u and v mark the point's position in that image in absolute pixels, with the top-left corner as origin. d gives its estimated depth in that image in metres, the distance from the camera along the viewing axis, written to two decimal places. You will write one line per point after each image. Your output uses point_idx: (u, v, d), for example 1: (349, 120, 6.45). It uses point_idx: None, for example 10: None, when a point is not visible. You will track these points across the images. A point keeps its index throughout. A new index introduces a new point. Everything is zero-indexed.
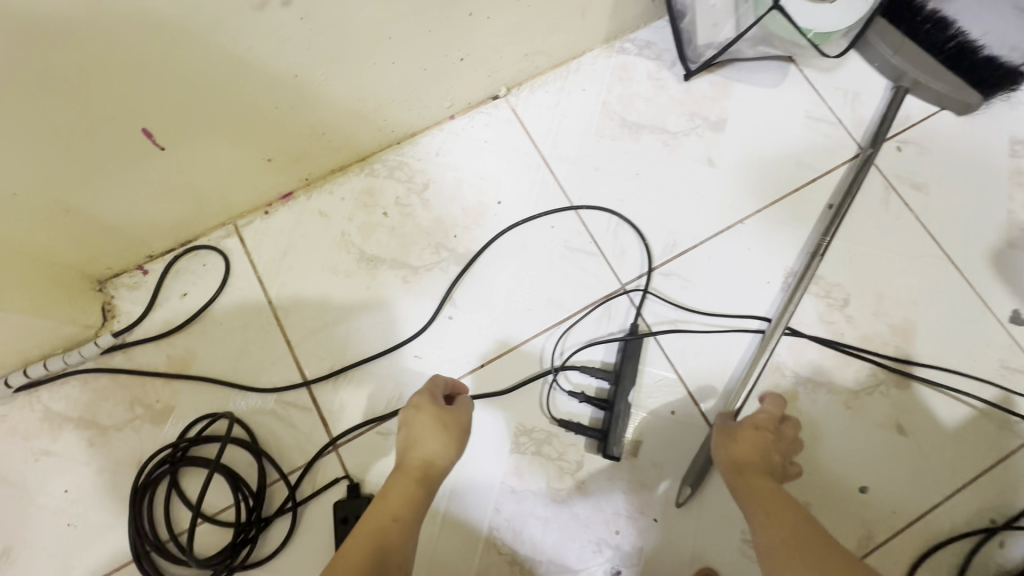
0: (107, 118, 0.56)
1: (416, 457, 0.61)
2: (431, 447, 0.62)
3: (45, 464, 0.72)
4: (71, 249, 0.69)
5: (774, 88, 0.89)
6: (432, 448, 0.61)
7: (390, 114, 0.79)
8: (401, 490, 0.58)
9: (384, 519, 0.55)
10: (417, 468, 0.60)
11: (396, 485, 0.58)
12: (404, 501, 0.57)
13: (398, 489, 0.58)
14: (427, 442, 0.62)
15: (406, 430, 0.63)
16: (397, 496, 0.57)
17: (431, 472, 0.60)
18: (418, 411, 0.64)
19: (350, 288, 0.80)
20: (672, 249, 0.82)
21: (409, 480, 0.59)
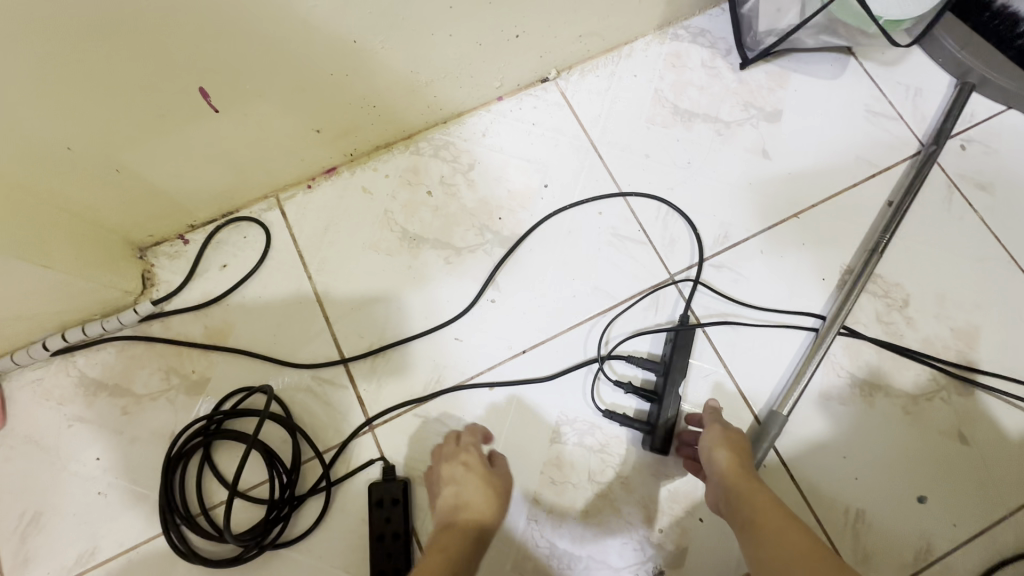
0: (167, 72, 0.55)
1: (470, 517, 0.62)
2: (482, 507, 0.64)
3: (79, 431, 0.71)
4: (117, 211, 0.68)
5: (833, 81, 0.86)
6: (483, 511, 0.63)
7: (440, 90, 0.77)
8: (461, 549, 0.59)
9: (448, 574, 0.55)
10: (473, 527, 0.61)
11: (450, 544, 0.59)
12: (464, 561, 0.58)
13: (454, 547, 0.59)
14: (478, 502, 0.64)
15: (456, 489, 0.64)
16: (457, 554, 0.58)
17: (484, 532, 0.62)
18: (469, 472, 0.66)
19: (391, 266, 0.78)
20: (723, 240, 0.80)
21: (464, 540, 0.60)
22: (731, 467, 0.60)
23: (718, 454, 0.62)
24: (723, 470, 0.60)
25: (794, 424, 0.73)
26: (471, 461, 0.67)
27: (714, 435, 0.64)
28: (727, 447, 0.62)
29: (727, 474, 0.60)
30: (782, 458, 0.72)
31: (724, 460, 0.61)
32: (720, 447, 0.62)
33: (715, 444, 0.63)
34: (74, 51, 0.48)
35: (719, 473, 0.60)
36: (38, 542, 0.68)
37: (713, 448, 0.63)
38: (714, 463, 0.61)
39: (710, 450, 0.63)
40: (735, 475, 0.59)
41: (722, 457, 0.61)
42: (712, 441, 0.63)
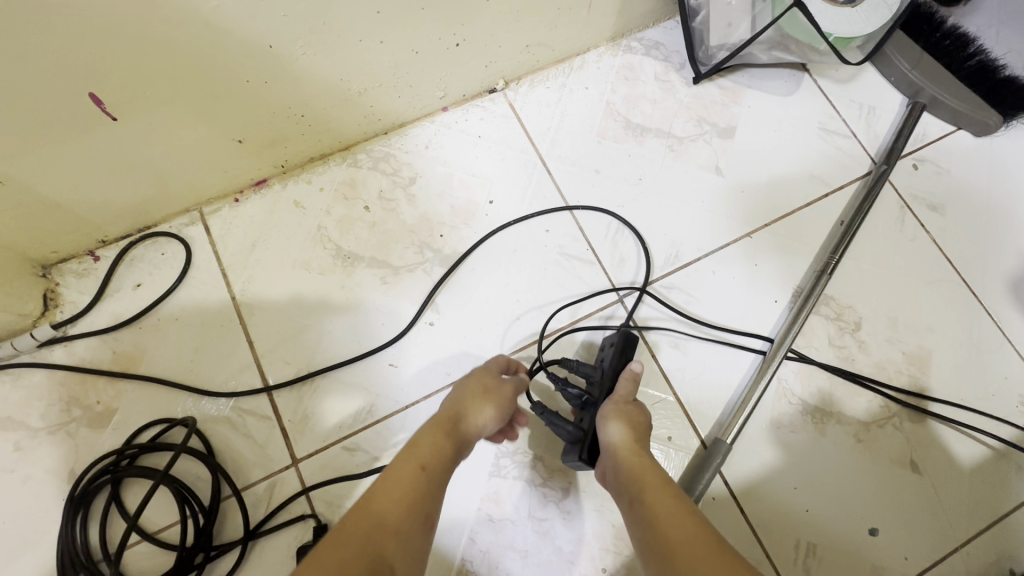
0: (47, 80, 0.49)
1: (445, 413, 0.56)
2: (482, 410, 0.57)
3: None
4: (8, 228, 0.61)
5: (787, 98, 0.85)
6: (470, 406, 0.57)
7: (377, 100, 0.73)
8: (431, 439, 0.52)
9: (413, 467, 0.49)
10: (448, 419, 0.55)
11: (424, 433, 0.53)
12: (434, 449, 0.51)
13: (427, 438, 0.52)
14: (480, 403, 0.58)
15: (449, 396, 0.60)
16: (424, 444, 0.51)
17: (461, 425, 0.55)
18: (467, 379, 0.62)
19: (323, 286, 0.73)
20: (674, 260, 0.77)
21: (439, 429, 0.54)
22: (625, 441, 0.55)
23: (611, 428, 0.56)
24: (615, 443, 0.55)
25: (742, 453, 0.70)
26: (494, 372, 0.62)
27: (609, 407, 0.59)
28: (621, 419, 0.57)
29: (620, 449, 0.54)
30: (732, 491, 0.68)
31: (618, 433, 0.55)
32: (613, 419, 0.57)
33: (610, 417, 0.57)
34: None
35: (613, 449, 0.55)
36: None
37: (608, 419, 0.57)
38: (606, 438, 0.56)
39: (603, 422, 0.57)
40: (626, 448, 0.54)
41: (616, 431, 0.56)
42: (605, 413, 0.58)
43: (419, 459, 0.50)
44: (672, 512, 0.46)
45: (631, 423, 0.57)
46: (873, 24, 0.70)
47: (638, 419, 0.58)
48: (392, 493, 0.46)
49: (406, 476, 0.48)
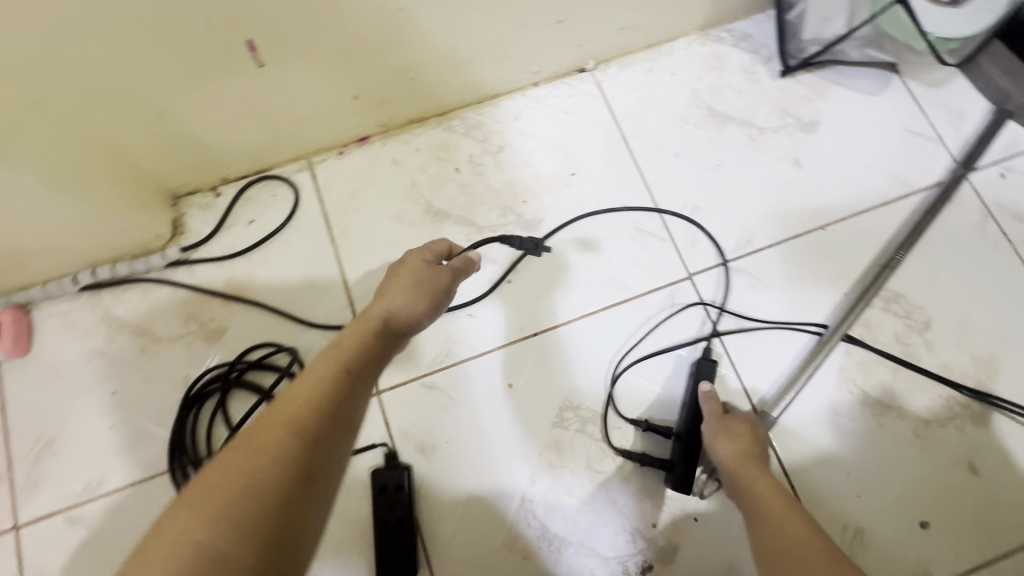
0: (216, 23, 0.56)
1: (375, 309, 0.53)
2: (400, 301, 0.54)
3: (97, 365, 0.73)
4: (155, 156, 0.70)
5: (874, 97, 0.85)
6: (396, 300, 0.54)
7: (478, 70, 0.78)
8: (355, 338, 0.50)
9: (334, 370, 0.46)
10: (377, 317, 0.52)
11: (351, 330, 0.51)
12: (358, 348, 0.49)
13: (355, 337, 0.50)
14: (399, 297, 0.54)
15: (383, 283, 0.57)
16: (349, 343, 0.49)
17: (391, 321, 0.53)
18: (401, 266, 0.58)
19: (413, 238, 0.79)
20: (746, 245, 0.79)
21: (367, 328, 0.51)
22: (733, 456, 0.60)
23: (719, 445, 0.62)
24: (724, 460, 0.60)
25: (799, 435, 0.72)
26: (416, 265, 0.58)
27: (712, 424, 0.64)
28: (727, 436, 0.62)
29: (729, 464, 0.60)
30: (784, 469, 0.71)
31: (726, 450, 0.61)
32: (720, 438, 0.62)
33: (715, 435, 0.63)
34: None
35: (723, 465, 0.60)
36: (48, 465, 0.70)
37: (714, 438, 0.63)
38: (715, 451, 0.62)
39: (710, 441, 0.63)
40: (739, 460, 0.60)
41: (723, 448, 0.61)
42: (714, 428, 0.63)
43: (326, 369, 0.46)
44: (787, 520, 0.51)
45: (744, 438, 0.62)
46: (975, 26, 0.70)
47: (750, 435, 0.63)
48: (285, 413, 0.42)
49: (321, 381, 0.45)
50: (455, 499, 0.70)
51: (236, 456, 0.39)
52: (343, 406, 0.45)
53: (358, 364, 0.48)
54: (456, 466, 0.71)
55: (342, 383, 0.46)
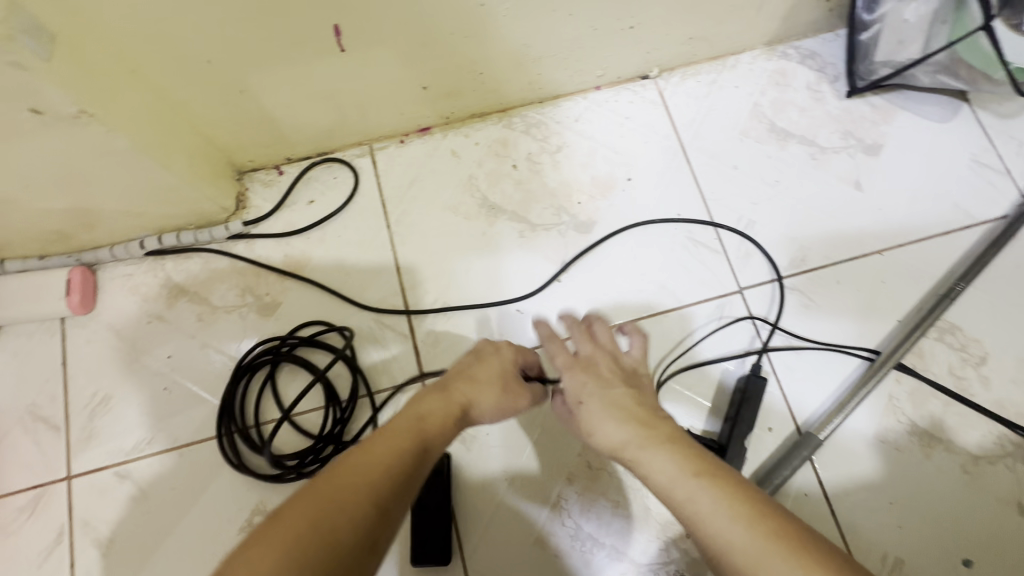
0: (309, 7, 0.58)
1: (461, 391, 0.52)
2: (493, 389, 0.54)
3: (155, 329, 0.76)
4: (230, 130, 0.72)
5: (942, 124, 0.84)
6: (480, 392, 0.53)
7: (545, 69, 0.79)
8: (440, 419, 0.49)
9: (415, 443, 0.46)
10: (460, 402, 0.51)
11: (430, 401, 0.50)
12: (437, 431, 0.48)
13: (438, 416, 0.49)
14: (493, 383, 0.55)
15: (467, 364, 0.56)
16: (431, 421, 0.48)
17: (467, 413, 0.52)
18: (494, 353, 0.57)
19: (467, 230, 0.80)
20: (800, 263, 0.78)
21: (449, 412, 0.50)
22: (621, 435, 0.52)
23: (608, 429, 0.53)
24: (614, 443, 0.53)
25: (842, 459, 0.71)
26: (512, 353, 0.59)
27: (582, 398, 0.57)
28: (609, 416, 0.54)
29: (621, 447, 0.52)
30: (826, 492, 0.70)
31: (616, 433, 0.53)
32: (607, 422, 0.53)
33: (603, 421, 0.54)
34: None
35: (617, 449, 0.52)
36: (103, 421, 0.72)
37: (600, 423, 0.54)
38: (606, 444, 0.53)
39: (594, 427, 0.54)
40: (630, 441, 0.51)
41: (613, 432, 0.53)
42: (587, 420, 0.55)
43: (406, 443, 0.45)
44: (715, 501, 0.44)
45: (607, 406, 0.54)
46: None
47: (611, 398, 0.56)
48: (362, 477, 0.41)
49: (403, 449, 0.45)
50: (492, 491, 0.70)
51: (313, 501, 0.39)
52: (423, 474, 0.45)
53: (433, 446, 0.47)
54: (495, 458, 0.71)
55: (427, 452, 0.46)
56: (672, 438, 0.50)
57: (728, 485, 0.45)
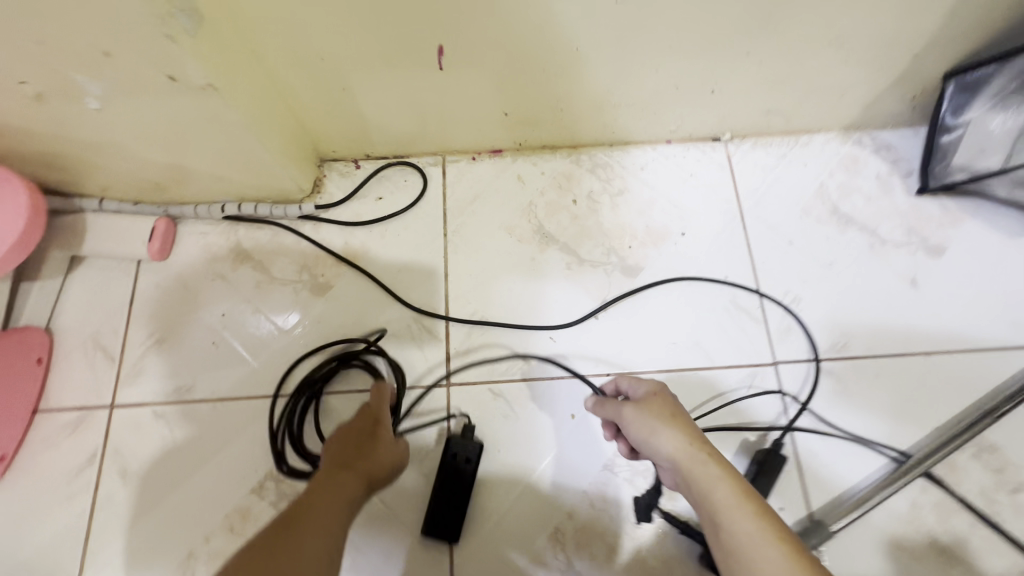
0: (419, 25, 0.64)
1: (367, 465, 0.59)
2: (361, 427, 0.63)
3: (217, 287, 0.82)
4: (323, 122, 0.79)
5: (1014, 238, 0.82)
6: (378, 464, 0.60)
7: (621, 116, 0.82)
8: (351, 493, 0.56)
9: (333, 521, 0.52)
10: (367, 475, 0.58)
11: (338, 480, 0.56)
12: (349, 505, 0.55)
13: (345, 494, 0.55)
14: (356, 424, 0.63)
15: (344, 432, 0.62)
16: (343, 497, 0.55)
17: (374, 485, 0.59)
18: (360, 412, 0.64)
19: (518, 252, 0.83)
20: (841, 348, 0.77)
21: (356, 486, 0.57)
22: (678, 448, 0.52)
23: (663, 437, 0.53)
24: (670, 453, 0.52)
25: (853, 557, 0.68)
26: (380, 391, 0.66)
27: (639, 404, 0.56)
28: (668, 424, 0.53)
29: (677, 460, 0.52)
30: None
31: (671, 443, 0.52)
32: (664, 429, 0.53)
33: (658, 428, 0.53)
34: None
35: (671, 460, 0.52)
36: (153, 361, 0.78)
37: (657, 429, 0.53)
38: (660, 449, 0.53)
39: (650, 433, 0.54)
40: (691, 449, 0.51)
41: (669, 442, 0.52)
42: (643, 422, 0.55)
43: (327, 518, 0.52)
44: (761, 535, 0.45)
45: (670, 416, 0.54)
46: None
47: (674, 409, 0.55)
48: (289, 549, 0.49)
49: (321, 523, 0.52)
50: (491, 509, 0.71)
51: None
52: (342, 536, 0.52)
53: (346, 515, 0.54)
54: (502, 477, 0.72)
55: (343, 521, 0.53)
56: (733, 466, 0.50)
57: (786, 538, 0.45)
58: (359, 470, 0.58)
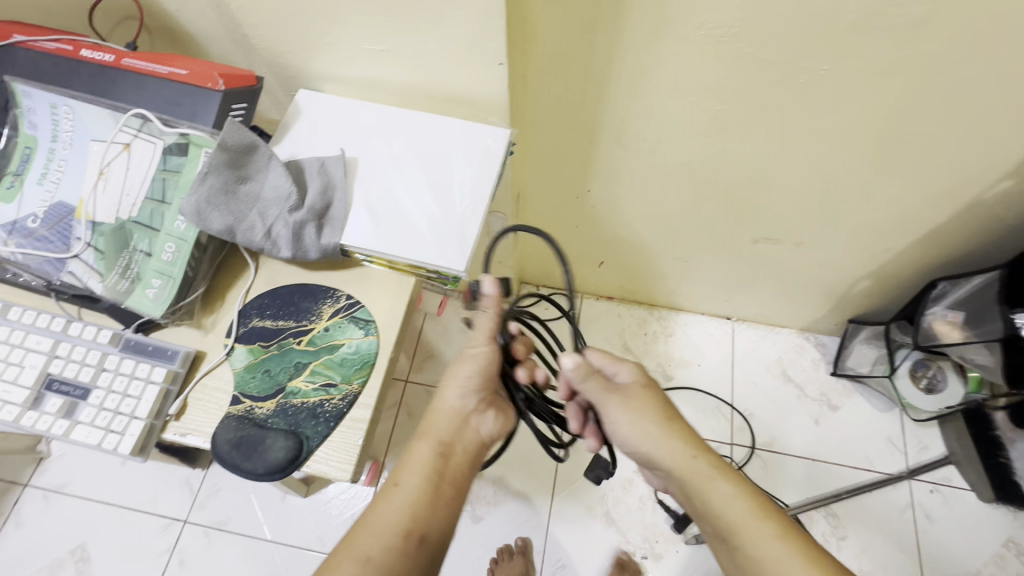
0: (595, 256, 1.44)
1: (435, 431, 0.75)
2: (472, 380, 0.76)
3: (461, 335, 1.64)
4: (532, 271, 1.62)
5: (879, 411, 1.52)
6: (443, 424, 0.75)
7: (680, 299, 1.60)
8: (420, 459, 0.73)
9: (393, 486, 0.71)
10: (434, 441, 0.74)
11: (415, 451, 0.74)
12: (415, 475, 0.72)
13: (420, 459, 0.73)
14: (462, 373, 0.76)
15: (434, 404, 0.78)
16: (409, 466, 0.73)
17: (446, 442, 0.75)
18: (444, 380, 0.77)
19: (611, 354, 1.61)
20: (767, 444, 1.49)
21: (426, 452, 0.74)
22: (678, 463, 0.74)
23: (664, 455, 0.75)
24: (673, 465, 0.74)
25: None
26: (492, 348, 0.74)
27: (631, 401, 0.77)
28: (664, 435, 0.75)
29: (678, 468, 0.74)
30: None
31: (671, 458, 0.74)
32: (665, 449, 0.74)
33: (657, 439, 0.75)
34: (579, 242, 1.38)
35: (671, 469, 0.74)
36: (426, 364, 1.61)
37: (659, 443, 0.75)
38: (664, 464, 0.75)
39: (655, 449, 0.75)
40: (691, 464, 0.73)
41: (670, 459, 0.74)
42: (647, 436, 0.75)
43: (387, 489, 0.71)
44: (788, 553, 0.65)
45: (662, 430, 0.75)
46: (950, 403, 1.36)
47: (665, 405, 0.78)
48: (374, 512, 0.69)
49: (389, 489, 0.71)
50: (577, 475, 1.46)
51: (351, 538, 0.67)
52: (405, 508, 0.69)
53: (406, 482, 0.71)
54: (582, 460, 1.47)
55: (414, 485, 0.71)
56: (731, 476, 0.72)
57: (788, 539, 0.66)
58: (432, 435, 0.75)
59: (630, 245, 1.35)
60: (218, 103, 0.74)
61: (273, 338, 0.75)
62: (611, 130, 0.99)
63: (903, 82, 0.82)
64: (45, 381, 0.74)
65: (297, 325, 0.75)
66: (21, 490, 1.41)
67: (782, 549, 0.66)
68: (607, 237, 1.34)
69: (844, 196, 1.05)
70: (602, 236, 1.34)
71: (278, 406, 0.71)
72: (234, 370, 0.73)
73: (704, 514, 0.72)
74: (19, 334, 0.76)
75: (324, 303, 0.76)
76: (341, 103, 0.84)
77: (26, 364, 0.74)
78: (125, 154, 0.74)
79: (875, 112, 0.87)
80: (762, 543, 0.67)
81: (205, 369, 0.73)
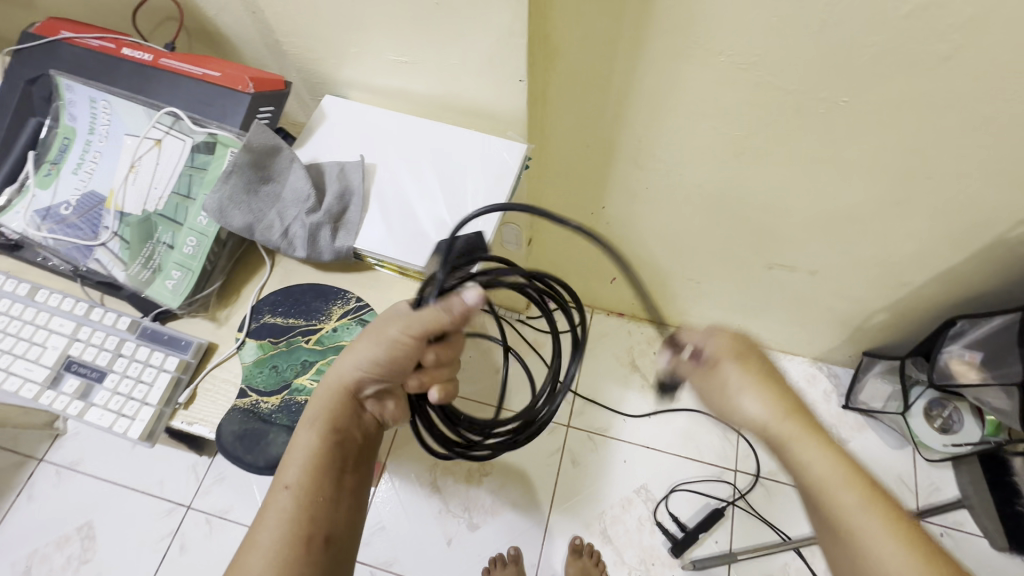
0: (608, 271, 1.44)
1: (325, 420, 0.67)
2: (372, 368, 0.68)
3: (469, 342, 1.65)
4: None
5: (891, 448, 1.48)
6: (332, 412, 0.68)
7: (691, 320, 1.59)
8: (311, 453, 0.66)
9: (282, 489, 0.64)
10: (326, 432, 0.67)
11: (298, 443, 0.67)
12: (308, 469, 0.65)
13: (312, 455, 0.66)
14: (362, 361, 0.67)
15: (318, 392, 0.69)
16: (298, 460, 0.65)
17: (339, 431, 0.68)
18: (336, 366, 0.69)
19: (618, 370, 1.60)
20: (772, 473, 1.47)
21: (316, 443, 0.66)
22: (760, 413, 0.63)
23: (748, 404, 0.64)
24: (754, 415, 0.64)
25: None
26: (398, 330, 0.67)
27: (716, 372, 0.66)
28: (748, 399, 0.64)
29: (757, 420, 0.64)
30: None
31: (754, 408, 0.64)
32: (746, 396, 0.64)
33: (741, 391, 0.64)
34: (591, 256, 1.38)
35: (753, 419, 0.64)
36: None
37: (742, 395, 0.64)
38: (747, 413, 0.64)
39: (738, 397, 0.65)
40: (775, 420, 0.63)
41: (751, 407, 0.64)
42: (729, 388, 0.65)
43: (276, 494, 0.64)
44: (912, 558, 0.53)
45: (753, 379, 0.64)
46: (964, 446, 1.33)
47: (750, 359, 0.66)
48: (265, 521, 0.62)
49: (279, 494, 0.64)
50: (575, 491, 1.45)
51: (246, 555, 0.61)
52: (305, 509, 0.63)
53: (300, 481, 0.64)
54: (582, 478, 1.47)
55: (309, 482, 0.64)
56: (828, 439, 0.61)
57: (911, 542, 0.54)
58: (323, 423, 0.67)
59: (643, 263, 1.35)
60: (246, 105, 0.77)
61: (282, 335, 0.77)
62: (628, 148, 1.00)
63: (927, 116, 0.81)
64: (65, 362, 0.77)
65: (306, 324, 0.77)
66: (35, 465, 1.45)
67: (895, 551, 0.54)
68: (620, 254, 1.33)
69: (863, 227, 1.04)
70: (616, 252, 1.33)
71: (283, 402, 0.72)
72: (242, 364, 0.75)
73: (791, 475, 0.62)
74: (44, 316, 0.79)
75: (334, 305, 0.78)
76: (364, 110, 0.86)
77: (48, 345, 0.77)
78: (156, 150, 0.77)
79: (897, 142, 0.86)
80: (879, 530, 0.55)
81: (215, 361, 0.76)
